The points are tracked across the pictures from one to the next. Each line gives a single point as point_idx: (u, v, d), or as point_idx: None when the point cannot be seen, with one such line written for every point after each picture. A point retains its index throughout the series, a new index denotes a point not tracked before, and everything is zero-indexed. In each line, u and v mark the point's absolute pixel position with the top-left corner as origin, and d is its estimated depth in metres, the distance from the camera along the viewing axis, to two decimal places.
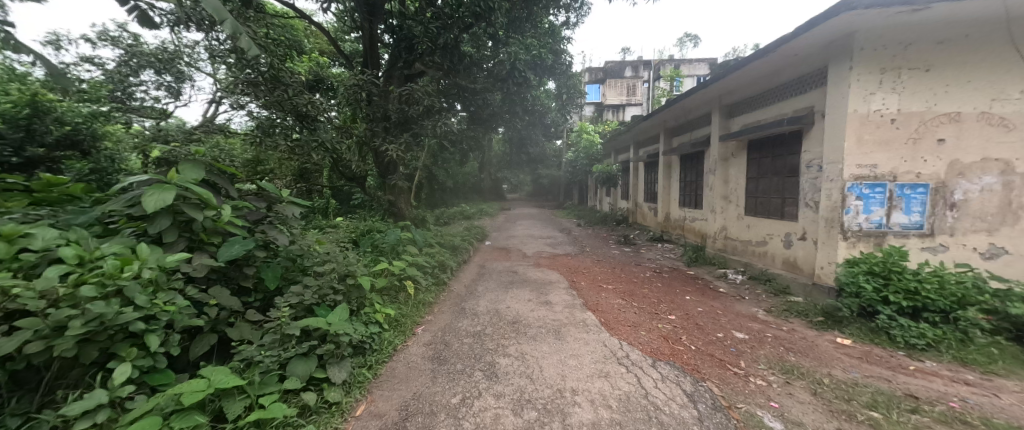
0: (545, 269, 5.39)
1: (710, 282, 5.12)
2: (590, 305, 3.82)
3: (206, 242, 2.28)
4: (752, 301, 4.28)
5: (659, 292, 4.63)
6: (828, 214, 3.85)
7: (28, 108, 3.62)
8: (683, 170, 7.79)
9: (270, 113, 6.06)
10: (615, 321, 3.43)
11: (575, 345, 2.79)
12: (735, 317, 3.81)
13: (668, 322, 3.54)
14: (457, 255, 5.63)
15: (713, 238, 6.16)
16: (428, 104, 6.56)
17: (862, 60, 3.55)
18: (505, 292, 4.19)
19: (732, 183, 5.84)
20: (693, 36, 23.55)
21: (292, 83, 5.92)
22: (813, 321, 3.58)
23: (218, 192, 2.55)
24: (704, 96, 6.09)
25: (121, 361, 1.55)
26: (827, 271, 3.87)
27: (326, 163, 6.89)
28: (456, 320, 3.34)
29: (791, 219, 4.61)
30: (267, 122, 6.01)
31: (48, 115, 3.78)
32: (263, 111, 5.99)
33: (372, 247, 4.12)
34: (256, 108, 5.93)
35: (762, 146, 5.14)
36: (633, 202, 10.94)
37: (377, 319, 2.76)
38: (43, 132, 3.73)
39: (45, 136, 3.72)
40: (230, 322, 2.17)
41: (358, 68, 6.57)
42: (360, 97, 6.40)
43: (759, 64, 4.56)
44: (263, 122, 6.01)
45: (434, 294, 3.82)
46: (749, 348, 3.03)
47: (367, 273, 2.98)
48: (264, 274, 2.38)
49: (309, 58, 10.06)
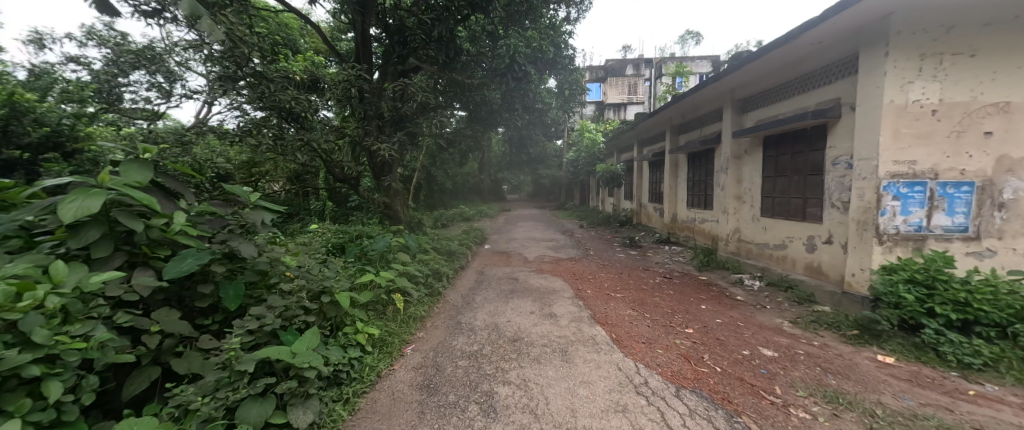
0: (547, 276, 5.04)
1: (725, 289, 4.77)
2: (598, 318, 3.46)
3: (150, 255, 1.95)
4: (774, 311, 3.93)
5: (672, 301, 4.28)
6: (860, 216, 3.49)
7: (7, 108, 3.91)
8: (691, 169, 7.45)
9: (266, 112, 5.75)
10: (628, 336, 3.08)
11: (585, 369, 2.44)
12: (758, 330, 3.45)
13: (685, 338, 3.19)
14: (453, 261, 5.29)
15: (726, 241, 5.81)
16: (423, 100, 6.21)
17: (899, 45, 3.19)
18: (505, 303, 3.85)
19: (746, 182, 5.49)
20: (695, 34, 23.16)
21: (279, 80, 5.57)
22: (847, 335, 3.23)
23: (174, 199, 2.22)
24: (714, 90, 5.75)
25: (7, 417, 1.20)
26: (859, 279, 3.52)
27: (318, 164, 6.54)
28: (451, 338, 3.00)
29: (814, 221, 4.26)
30: (259, 123, 5.68)
31: (27, 115, 4.02)
32: (257, 112, 5.64)
33: (359, 255, 3.77)
34: (250, 109, 5.58)
35: (780, 142, 4.78)
36: (637, 203, 10.58)
37: (357, 341, 2.41)
38: (20, 134, 3.98)
39: (21, 137, 3.96)
40: (177, 352, 1.84)
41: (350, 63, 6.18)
42: (352, 97, 6.04)
43: (777, 54, 4.21)
44: (255, 122, 5.67)
45: (427, 307, 3.47)
46: (780, 368, 2.67)
47: (347, 287, 2.63)
48: (223, 293, 2.06)
49: (303, 57, 9.73)
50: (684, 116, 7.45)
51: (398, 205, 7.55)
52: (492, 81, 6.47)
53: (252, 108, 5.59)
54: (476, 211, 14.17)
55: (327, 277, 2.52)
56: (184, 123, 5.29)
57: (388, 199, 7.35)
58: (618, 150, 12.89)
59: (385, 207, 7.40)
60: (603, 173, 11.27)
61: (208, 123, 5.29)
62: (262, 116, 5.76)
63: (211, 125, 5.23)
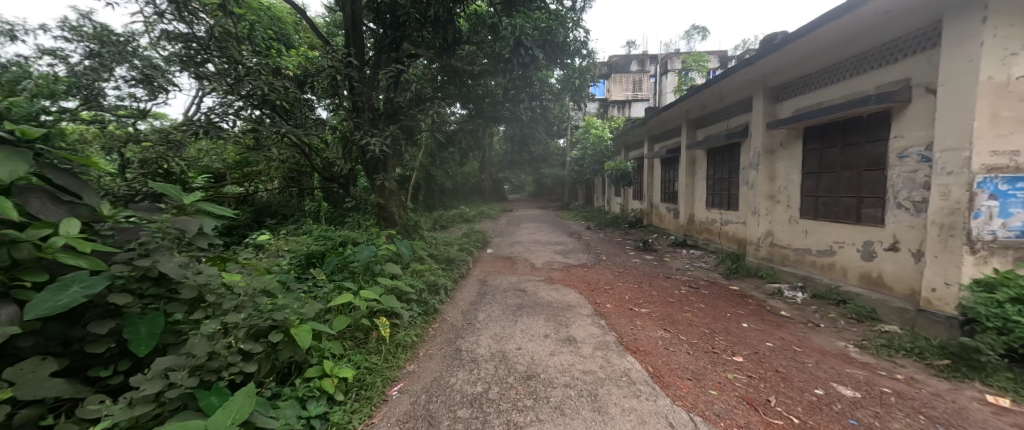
0: (559, 287, 4.42)
1: (764, 302, 4.16)
2: (626, 342, 2.86)
3: (18, 284, 1.36)
4: (831, 331, 3.34)
5: (706, 317, 3.67)
6: (943, 219, 2.90)
7: None
8: (711, 166, 6.86)
9: (261, 111, 5.10)
10: (668, 370, 2.48)
11: (625, 426, 1.84)
12: (822, 357, 2.84)
13: (737, 370, 2.58)
14: (453, 269, 4.70)
15: (756, 245, 5.21)
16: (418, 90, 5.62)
17: (1003, 8, 2.59)
18: (513, 324, 3.22)
19: (781, 179, 4.90)
20: (702, 28, 22.38)
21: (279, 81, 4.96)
22: (936, 365, 2.62)
23: (72, 202, 1.63)
24: (743, 77, 5.16)
25: None
26: (941, 295, 2.92)
27: (304, 162, 5.93)
28: (449, 373, 2.39)
29: (873, 224, 3.67)
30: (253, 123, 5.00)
31: None
32: (250, 111, 4.97)
33: (339, 268, 3.19)
34: (243, 110, 4.92)
35: (824, 133, 4.20)
36: (648, 203, 9.96)
37: (321, 390, 1.82)
38: None
39: None
40: (44, 425, 1.27)
41: (340, 51, 5.60)
42: (342, 89, 5.45)
43: (829, 30, 3.62)
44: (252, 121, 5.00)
45: (420, 331, 2.88)
46: (874, 418, 2.07)
47: (312, 315, 2.03)
48: (131, 333, 1.50)
49: (297, 51, 9.13)
50: (703, 109, 6.86)
51: (393, 206, 6.92)
52: (495, 68, 5.85)
53: (245, 107, 4.92)
54: (476, 212, 13.55)
55: (287, 304, 1.94)
56: (171, 123, 4.65)
57: (383, 200, 6.69)
58: (626, 147, 12.24)
59: (379, 209, 6.76)
60: (612, 172, 10.63)
61: (196, 120, 4.59)
62: (260, 115, 5.11)
63: (201, 126, 4.53)
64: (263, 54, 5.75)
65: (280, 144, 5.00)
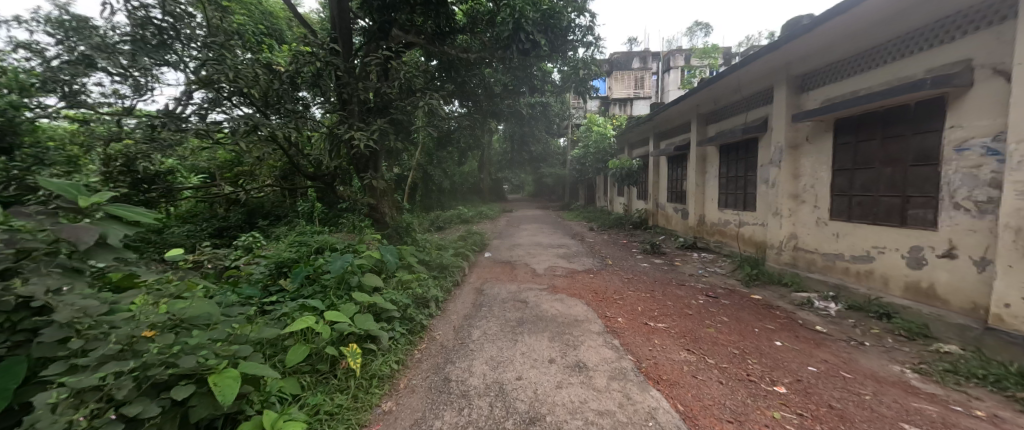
0: (564, 297, 3.96)
1: (793, 314, 3.73)
2: (647, 369, 2.42)
3: None
4: (880, 351, 2.90)
5: (732, 333, 3.23)
6: (1019, 222, 2.47)
7: None
8: (724, 164, 6.43)
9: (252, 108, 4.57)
10: (701, 408, 2.03)
11: None
12: (879, 386, 2.40)
13: (785, 407, 2.12)
14: (446, 277, 4.26)
15: (778, 249, 4.78)
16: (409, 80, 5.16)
17: None
18: (512, 345, 2.76)
19: (806, 177, 4.47)
20: (705, 25, 21.88)
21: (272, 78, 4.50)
22: (1021, 399, 2.18)
23: None
24: (764, 65, 4.73)
25: None
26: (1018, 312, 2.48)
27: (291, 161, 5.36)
28: (434, 413, 1.94)
29: (921, 227, 3.24)
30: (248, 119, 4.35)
31: None
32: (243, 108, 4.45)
33: (310, 281, 2.76)
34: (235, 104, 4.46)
35: (860, 125, 3.78)
36: (653, 203, 9.52)
37: None
38: None
39: None
40: None
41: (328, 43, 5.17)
42: (326, 80, 5.02)
43: (873, 7, 3.19)
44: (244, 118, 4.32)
45: (403, 356, 2.43)
46: None
47: (247, 354, 1.58)
48: None
49: (287, 45, 8.70)
50: (716, 102, 6.42)
51: (385, 207, 6.47)
52: (492, 56, 5.38)
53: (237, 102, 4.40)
54: (475, 213, 13.10)
55: (207, 340, 1.49)
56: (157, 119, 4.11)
57: (373, 200, 6.20)
58: (629, 145, 11.78)
59: (370, 210, 6.29)
60: (616, 171, 10.15)
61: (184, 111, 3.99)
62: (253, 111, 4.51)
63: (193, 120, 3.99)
64: (255, 51, 5.41)
65: (261, 141, 4.49)
